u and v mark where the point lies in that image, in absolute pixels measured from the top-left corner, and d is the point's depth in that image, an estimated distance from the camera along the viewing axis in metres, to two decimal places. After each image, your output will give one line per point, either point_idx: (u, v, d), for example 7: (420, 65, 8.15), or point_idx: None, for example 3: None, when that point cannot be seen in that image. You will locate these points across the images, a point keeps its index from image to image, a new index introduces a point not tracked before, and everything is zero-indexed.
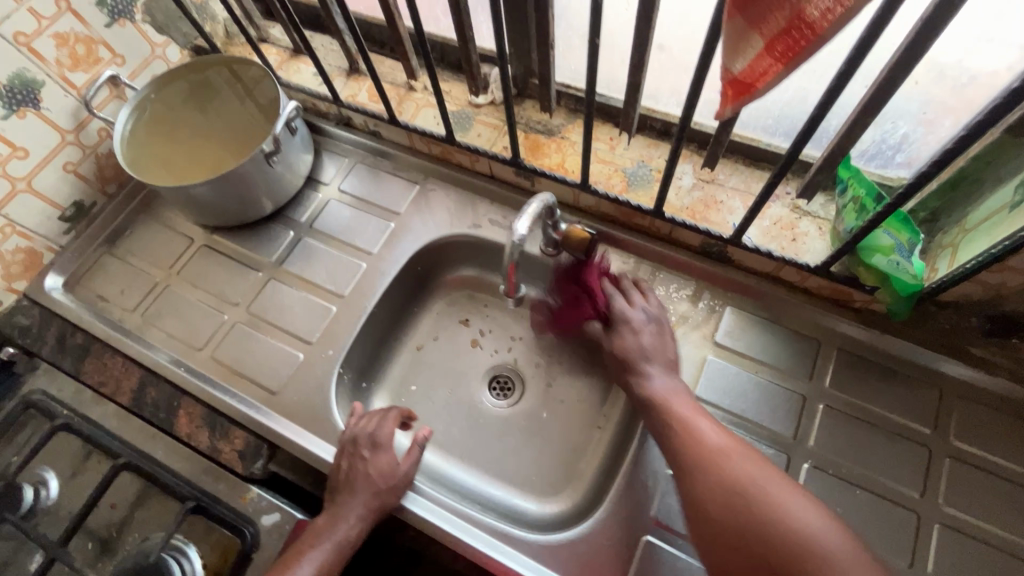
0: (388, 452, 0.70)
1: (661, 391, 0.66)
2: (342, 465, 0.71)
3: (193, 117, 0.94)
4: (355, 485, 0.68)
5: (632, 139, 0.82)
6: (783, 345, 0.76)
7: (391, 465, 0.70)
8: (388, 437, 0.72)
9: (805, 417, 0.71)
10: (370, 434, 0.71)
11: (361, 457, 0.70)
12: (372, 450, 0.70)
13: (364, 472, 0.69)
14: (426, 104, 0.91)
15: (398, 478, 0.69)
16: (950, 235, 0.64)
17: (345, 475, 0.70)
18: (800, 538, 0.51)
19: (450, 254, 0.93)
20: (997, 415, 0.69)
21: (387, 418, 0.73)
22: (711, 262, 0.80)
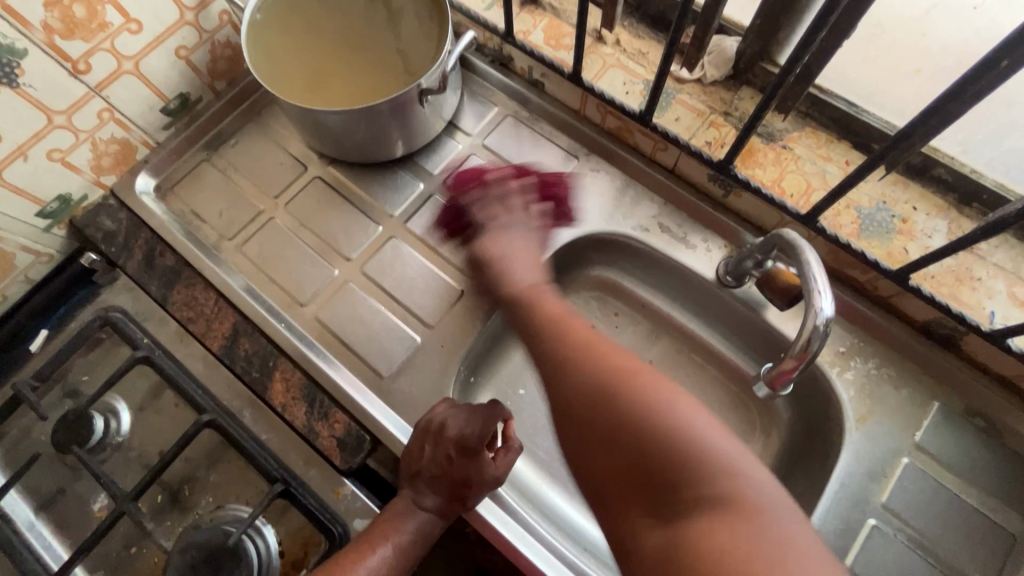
0: (478, 458, 0.58)
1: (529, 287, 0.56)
2: (424, 449, 0.59)
3: (326, 19, 0.77)
4: (437, 482, 0.58)
5: (875, 171, 0.65)
6: (999, 466, 0.62)
7: (480, 473, 0.58)
8: (479, 440, 0.58)
9: (1010, 562, 0.59)
10: (460, 433, 0.58)
11: (445, 456, 0.57)
12: (460, 454, 0.57)
13: (447, 475, 0.57)
14: (615, 63, 0.73)
15: (487, 488, 0.58)
16: None
17: (424, 467, 0.58)
18: (688, 435, 0.41)
19: (596, 248, 0.78)
20: None
21: (482, 416, 0.58)
22: (930, 345, 0.65)
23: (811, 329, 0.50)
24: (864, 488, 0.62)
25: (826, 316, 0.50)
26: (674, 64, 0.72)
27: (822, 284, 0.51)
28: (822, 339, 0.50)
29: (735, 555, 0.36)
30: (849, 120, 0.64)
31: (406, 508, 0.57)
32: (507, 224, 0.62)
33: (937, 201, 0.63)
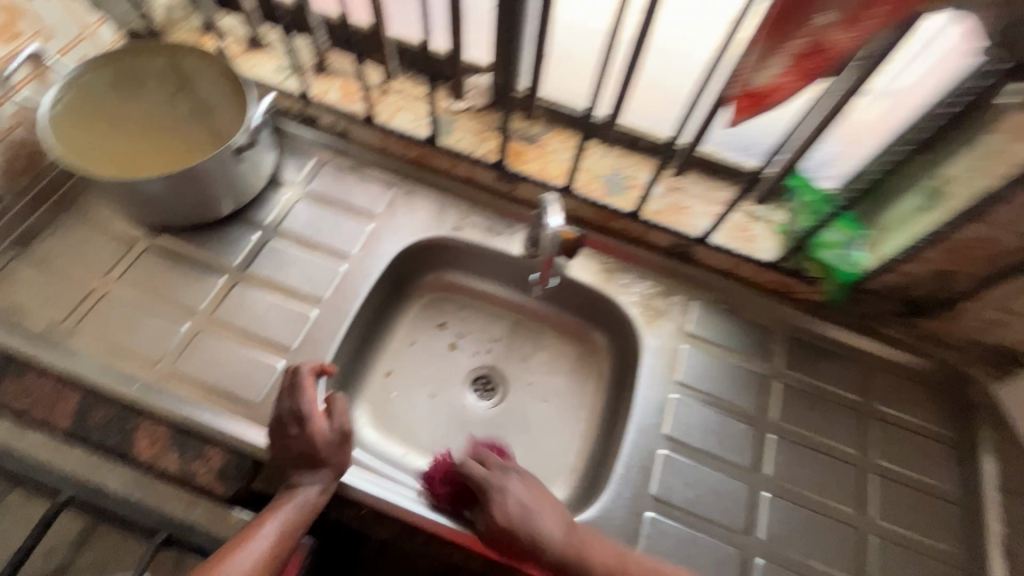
0: (316, 423, 0.64)
1: (563, 539, 0.60)
2: (274, 444, 0.64)
3: (121, 102, 0.84)
4: (296, 459, 0.63)
5: (606, 149, 0.89)
6: (743, 332, 0.86)
7: (324, 433, 0.64)
8: (311, 407, 0.64)
9: (767, 393, 0.82)
10: (291, 409, 0.64)
11: (289, 436, 0.64)
12: (299, 427, 0.64)
13: (298, 449, 0.63)
14: (402, 106, 0.90)
15: (337, 441, 0.65)
16: (880, 223, 0.75)
17: (281, 454, 0.64)
18: None
19: (427, 256, 0.92)
20: (903, 381, 0.85)
21: (304, 385, 0.65)
22: (676, 261, 0.89)
23: (546, 240, 0.78)
24: (663, 375, 0.82)
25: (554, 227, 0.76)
26: (447, 99, 0.91)
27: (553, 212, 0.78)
28: (555, 245, 0.77)
29: None
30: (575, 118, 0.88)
31: (290, 493, 0.63)
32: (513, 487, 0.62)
33: (649, 162, 0.88)
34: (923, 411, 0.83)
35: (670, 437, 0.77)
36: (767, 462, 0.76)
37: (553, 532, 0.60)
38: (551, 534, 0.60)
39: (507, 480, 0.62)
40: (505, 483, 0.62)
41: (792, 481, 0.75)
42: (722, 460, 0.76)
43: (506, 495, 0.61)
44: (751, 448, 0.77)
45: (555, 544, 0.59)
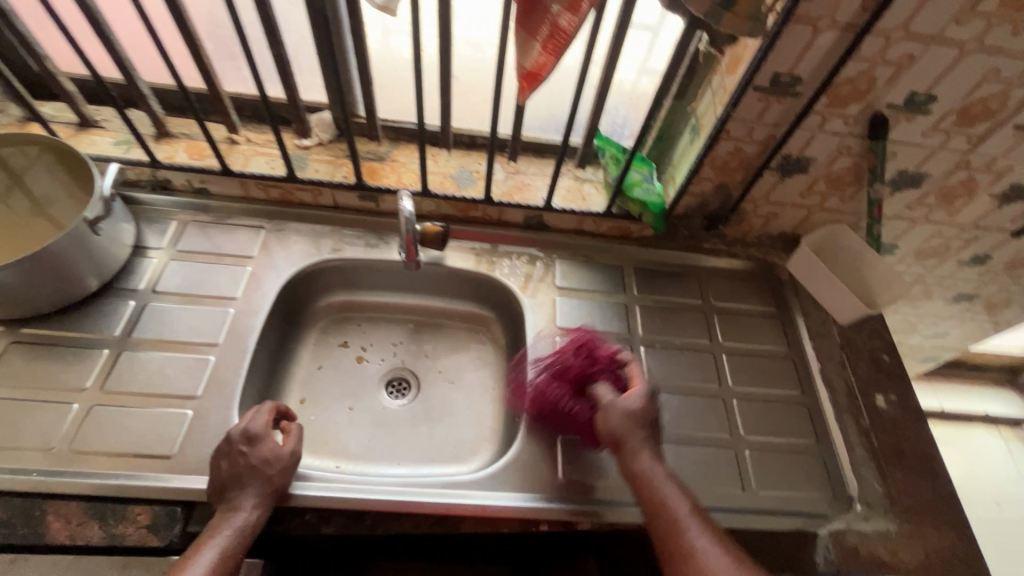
0: (267, 441, 0.72)
1: (650, 473, 0.70)
2: (222, 465, 0.69)
3: None
4: (240, 478, 0.68)
5: (450, 152, 1.02)
6: (601, 275, 1.03)
7: (273, 451, 0.72)
8: (264, 429, 0.73)
9: (630, 317, 0.98)
10: (243, 428, 0.72)
11: (240, 453, 0.70)
12: (250, 444, 0.71)
13: (248, 463, 0.69)
14: (254, 153, 0.96)
15: (287, 459, 0.72)
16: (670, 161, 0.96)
17: (226, 475, 0.68)
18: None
19: (314, 283, 0.98)
20: (729, 278, 1.06)
21: (261, 412, 0.74)
22: (533, 232, 1.03)
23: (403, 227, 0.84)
24: (546, 326, 0.95)
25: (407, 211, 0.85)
26: (296, 139, 0.99)
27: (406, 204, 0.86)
28: (412, 226, 0.84)
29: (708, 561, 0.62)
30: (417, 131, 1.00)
31: (230, 509, 0.66)
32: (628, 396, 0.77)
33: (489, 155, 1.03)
34: (750, 298, 1.04)
35: None
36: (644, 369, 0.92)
37: (642, 457, 0.72)
38: (642, 462, 0.71)
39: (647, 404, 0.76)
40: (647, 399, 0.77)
41: (666, 378, 0.92)
42: None
43: (628, 404, 0.75)
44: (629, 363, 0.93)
45: (636, 463, 0.71)
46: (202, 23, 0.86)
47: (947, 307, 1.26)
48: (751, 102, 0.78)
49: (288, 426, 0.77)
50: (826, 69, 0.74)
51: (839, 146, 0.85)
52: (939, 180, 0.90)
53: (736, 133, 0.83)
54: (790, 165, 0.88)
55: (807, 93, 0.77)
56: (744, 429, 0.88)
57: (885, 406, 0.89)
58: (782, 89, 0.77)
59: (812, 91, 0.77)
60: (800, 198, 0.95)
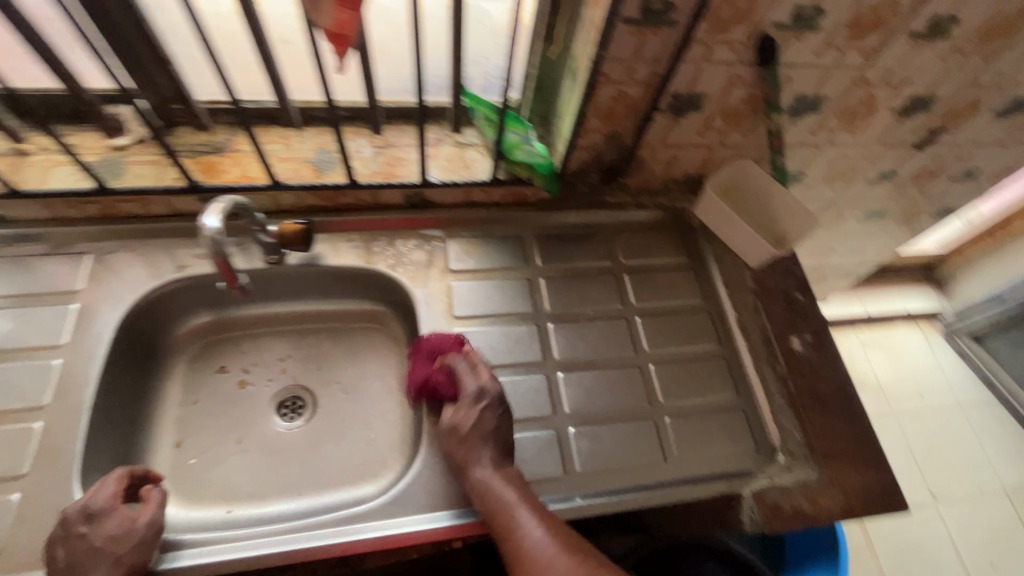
0: (115, 515, 0.61)
1: (488, 476, 0.67)
2: (59, 552, 0.58)
3: None
4: (80, 566, 0.57)
5: (303, 132, 0.87)
6: (500, 249, 0.93)
7: (123, 526, 0.60)
8: (111, 502, 0.61)
9: (536, 292, 0.90)
10: (82, 505, 0.60)
11: (79, 536, 0.58)
12: (92, 523, 0.59)
13: (89, 547, 0.58)
14: (54, 163, 0.79)
15: (141, 532, 0.61)
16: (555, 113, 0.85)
17: (64, 564, 0.57)
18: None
19: (166, 308, 0.84)
20: (638, 232, 0.98)
21: (108, 481, 0.62)
22: (418, 211, 0.92)
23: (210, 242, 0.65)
24: (443, 317, 0.85)
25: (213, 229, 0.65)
26: (106, 139, 0.81)
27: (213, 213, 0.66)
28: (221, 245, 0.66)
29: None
30: (257, 111, 0.84)
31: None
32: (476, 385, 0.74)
33: (351, 130, 0.89)
34: (662, 250, 0.97)
35: None
36: (554, 349, 0.85)
37: (484, 465, 0.68)
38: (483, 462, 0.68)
39: (500, 421, 0.71)
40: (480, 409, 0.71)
41: (578, 354, 0.85)
42: (517, 365, 0.83)
43: (462, 418, 0.70)
44: (538, 344, 0.85)
45: (480, 472, 0.67)
46: None
47: (862, 225, 1.25)
48: (623, 37, 0.67)
49: (149, 491, 0.65)
50: None
51: (730, 76, 0.76)
52: (838, 101, 0.83)
53: (616, 75, 0.73)
54: (681, 104, 0.79)
55: (683, 20, 0.67)
56: (663, 396, 0.84)
57: (802, 348, 0.86)
58: (655, 19, 0.66)
59: (688, 18, 0.66)
60: (698, 137, 0.87)
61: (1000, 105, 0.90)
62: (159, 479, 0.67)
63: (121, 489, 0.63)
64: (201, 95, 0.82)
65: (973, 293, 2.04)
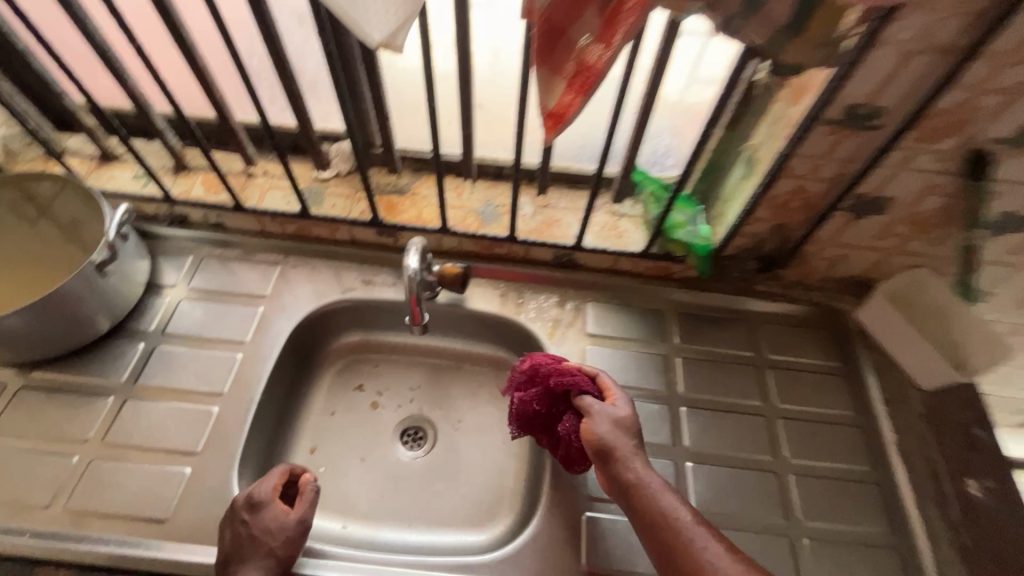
0: (273, 509, 0.62)
1: (642, 475, 0.64)
2: (226, 536, 0.61)
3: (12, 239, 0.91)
4: (240, 553, 0.60)
5: (474, 183, 0.94)
6: (638, 320, 0.92)
7: (278, 520, 0.62)
8: (270, 494, 0.63)
9: (670, 370, 0.87)
10: (247, 494, 0.62)
11: (242, 522, 0.61)
12: (253, 512, 0.62)
13: (247, 535, 0.60)
14: (270, 187, 0.92)
15: (291, 531, 0.62)
16: (720, 197, 0.85)
17: (230, 547, 0.60)
18: None
19: (327, 324, 0.93)
20: (787, 326, 0.93)
21: (272, 474, 0.65)
22: (564, 271, 0.94)
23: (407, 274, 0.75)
24: None
25: (414, 265, 0.75)
26: (313, 170, 0.94)
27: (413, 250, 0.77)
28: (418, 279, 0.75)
29: None
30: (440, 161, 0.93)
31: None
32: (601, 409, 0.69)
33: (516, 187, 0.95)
34: (812, 351, 0.90)
35: None
36: (684, 435, 0.81)
37: (634, 465, 0.65)
38: (629, 474, 0.64)
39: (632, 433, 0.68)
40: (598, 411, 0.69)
41: (709, 447, 0.81)
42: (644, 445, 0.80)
43: (609, 425, 0.68)
44: (667, 425, 0.82)
45: (631, 474, 0.64)
46: (210, 52, 0.80)
47: None
48: (819, 136, 0.66)
49: (303, 486, 0.66)
50: (918, 96, 0.61)
51: (928, 185, 0.71)
52: None
53: (801, 170, 0.71)
54: (864, 204, 0.75)
55: (890, 126, 0.64)
56: (802, 513, 0.76)
57: (980, 494, 0.74)
58: (858, 122, 0.64)
59: (895, 124, 0.64)
60: (874, 240, 0.82)
61: None
62: (313, 475, 0.68)
63: (280, 482, 0.65)
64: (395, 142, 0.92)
65: None
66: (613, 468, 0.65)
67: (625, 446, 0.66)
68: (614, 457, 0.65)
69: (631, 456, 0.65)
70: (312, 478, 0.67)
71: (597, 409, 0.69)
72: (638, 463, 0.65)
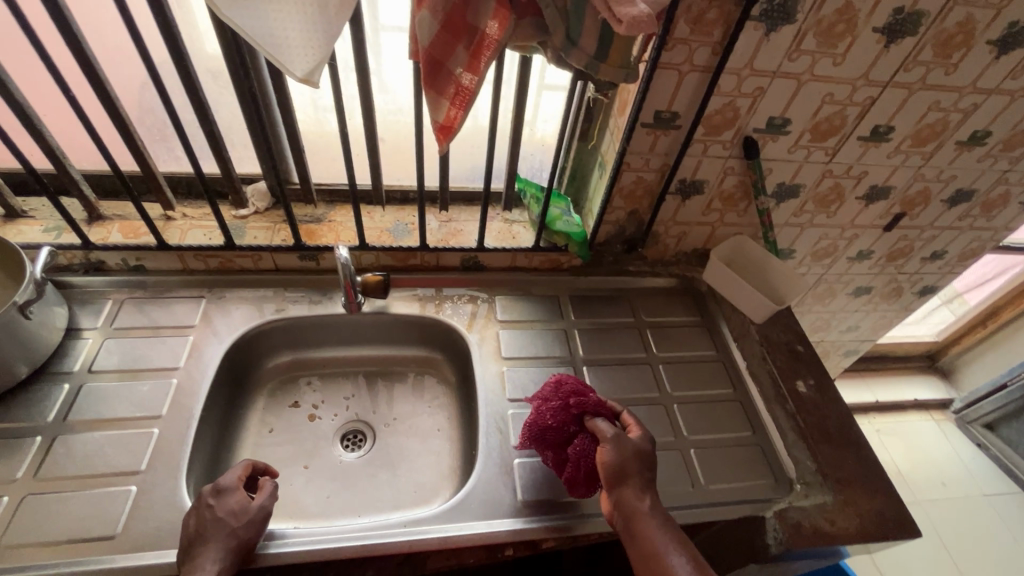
0: (235, 494, 0.69)
1: (646, 511, 0.72)
2: (190, 521, 0.66)
3: None
4: (204, 532, 0.65)
5: (385, 208, 1.08)
6: (539, 306, 1.09)
7: (240, 503, 0.68)
8: (234, 482, 0.70)
9: (570, 340, 1.04)
10: (213, 484, 0.70)
11: (207, 505, 0.67)
12: (218, 497, 0.68)
13: (212, 516, 0.66)
14: (191, 226, 0.99)
15: (253, 512, 0.68)
16: (586, 199, 1.08)
17: (194, 529, 0.65)
18: None
19: (259, 346, 0.99)
20: (655, 295, 1.15)
21: (236, 467, 0.73)
22: (472, 272, 1.09)
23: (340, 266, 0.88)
24: (493, 357, 0.99)
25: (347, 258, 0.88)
26: (233, 209, 1.02)
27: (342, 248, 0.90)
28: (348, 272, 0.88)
29: None
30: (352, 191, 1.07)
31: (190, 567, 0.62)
32: (618, 436, 0.77)
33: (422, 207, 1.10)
34: (676, 311, 1.13)
35: (512, 400, 0.94)
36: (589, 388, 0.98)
37: (640, 499, 0.73)
38: (636, 503, 0.72)
39: (646, 474, 0.76)
40: (616, 442, 0.76)
41: (610, 394, 0.97)
42: None
43: (622, 457, 0.75)
44: None
45: (635, 507, 0.72)
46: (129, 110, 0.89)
47: (851, 302, 1.41)
48: (641, 137, 0.90)
49: (265, 482, 0.73)
50: (698, 102, 0.87)
51: (725, 167, 0.98)
52: (812, 188, 1.05)
53: (636, 164, 0.95)
54: (686, 187, 1.00)
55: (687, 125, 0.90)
56: (687, 431, 0.94)
57: (806, 391, 0.98)
58: (665, 124, 0.89)
59: (689, 123, 0.90)
60: (702, 216, 1.07)
61: (947, 196, 1.12)
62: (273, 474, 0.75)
63: (244, 476, 0.73)
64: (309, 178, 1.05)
65: (977, 382, 2.10)
66: (616, 491, 0.74)
67: (636, 477, 0.75)
68: (622, 486, 0.74)
69: (635, 487, 0.74)
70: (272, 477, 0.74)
71: (611, 434, 0.77)
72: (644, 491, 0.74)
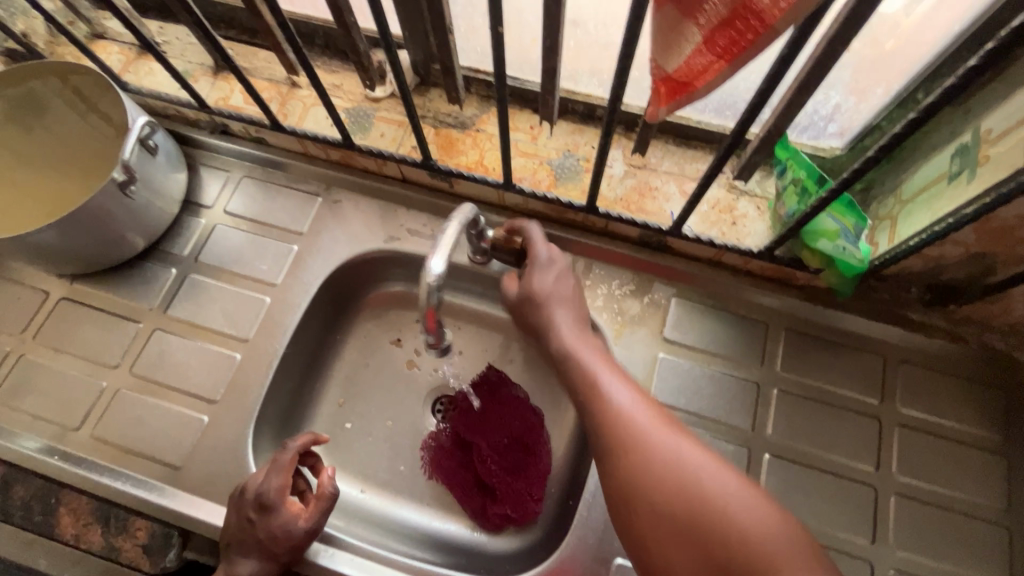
0: (282, 512, 0.57)
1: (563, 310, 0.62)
2: (232, 519, 0.58)
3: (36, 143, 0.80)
4: (244, 549, 0.57)
5: (554, 126, 0.74)
6: (733, 334, 0.72)
7: (285, 527, 0.57)
8: (279, 496, 0.57)
9: (761, 405, 0.69)
10: (256, 491, 0.57)
11: (248, 519, 0.57)
12: (262, 512, 0.57)
13: (253, 535, 0.57)
14: (314, 102, 0.79)
15: (297, 541, 0.57)
16: (886, 207, 0.62)
17: (235, 536, 0.57)
18: (727, 522, 0.46)
19: (369, 271, 0.82)
20: (937, 375, 0.69)
21: (279, 469, 0.59)
22: (649, 252, 0.75)
23: (425, 283, 0.55)
24: None
25: (439, 272, 0.55)
26: (364, 87, 0.79)
27: (442, 245, 0.56)
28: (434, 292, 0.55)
29: (702, 512, 0.46)
30: (515, 91, 0.74)
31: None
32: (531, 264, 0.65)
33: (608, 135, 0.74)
34: (966, 415, 0.68)
35: None
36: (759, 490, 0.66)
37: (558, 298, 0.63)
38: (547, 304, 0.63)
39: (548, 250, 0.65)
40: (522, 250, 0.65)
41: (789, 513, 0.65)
42: None
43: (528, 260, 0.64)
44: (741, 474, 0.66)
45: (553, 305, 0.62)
46: None
47: None
48: None
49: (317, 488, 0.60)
50: None
51: None
52: None
53: None
54: None
55: None
56: None
57: None
58: None
59: None
60: None
61: None
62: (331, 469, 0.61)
63: (289, 480, 0.59)
64: (461, 60, 0.74)
65: None
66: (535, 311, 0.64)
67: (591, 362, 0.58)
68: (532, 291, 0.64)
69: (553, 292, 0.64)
70: (329, 483, 0.60)
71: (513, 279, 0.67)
72: (638, 416, 0.52)
